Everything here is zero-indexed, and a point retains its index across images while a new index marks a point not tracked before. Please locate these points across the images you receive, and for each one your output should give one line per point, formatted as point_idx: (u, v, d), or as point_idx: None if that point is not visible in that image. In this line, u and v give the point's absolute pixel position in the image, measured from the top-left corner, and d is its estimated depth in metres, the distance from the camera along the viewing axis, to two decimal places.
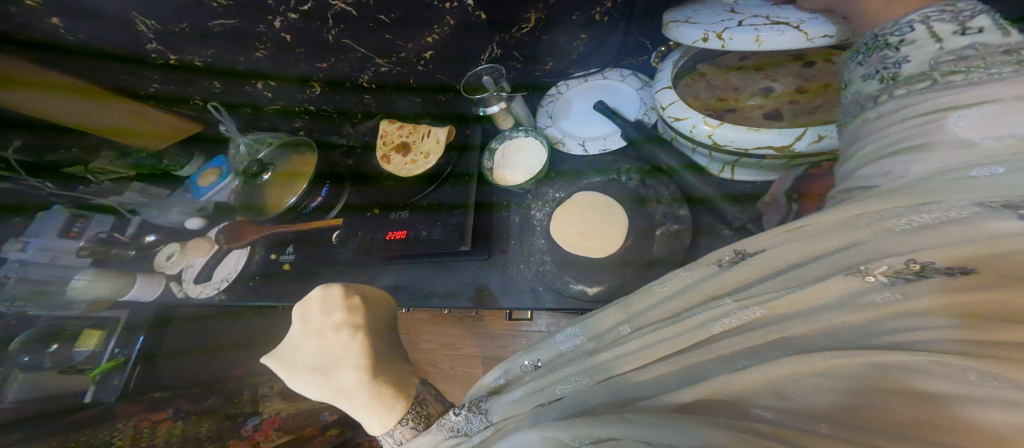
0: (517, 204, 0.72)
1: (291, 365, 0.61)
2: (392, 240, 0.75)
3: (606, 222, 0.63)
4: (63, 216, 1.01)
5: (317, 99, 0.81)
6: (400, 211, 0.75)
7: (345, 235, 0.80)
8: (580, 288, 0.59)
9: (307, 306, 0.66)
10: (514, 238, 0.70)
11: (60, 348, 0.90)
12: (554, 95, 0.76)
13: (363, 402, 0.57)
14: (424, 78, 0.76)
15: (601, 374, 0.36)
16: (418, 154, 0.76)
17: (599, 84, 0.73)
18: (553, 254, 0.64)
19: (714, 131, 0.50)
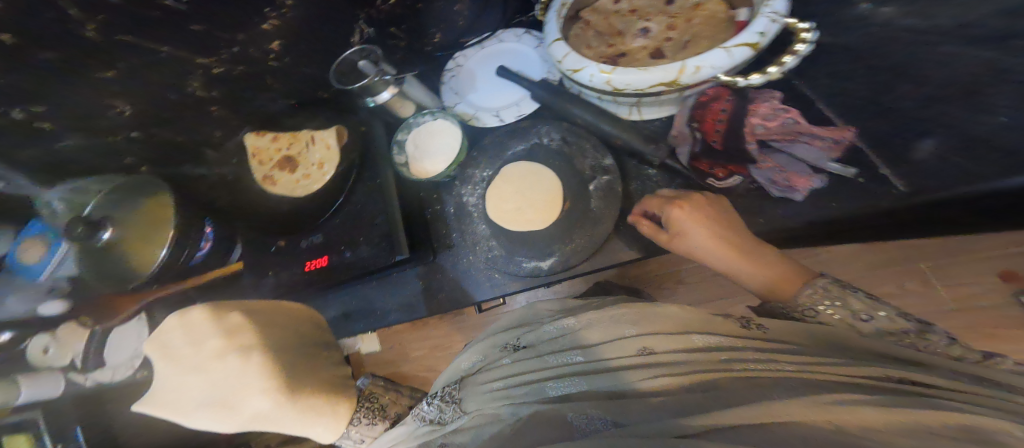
0: (444, 192, 0.65)
1: (177, 408, 0.53)
2: (313, 270, 0.63)
3: (543, 192, 0.56)
4: None
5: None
6: (312, 235, 0.63)
7: (254, 278, 0.66)
8: (533, 265, 0.55)
9: (167, 340, 0.55)
10: (454, 228, 0.63)
11: None
12: (454, 69, 0.67)
13: (289, 417, 0.57)
14: (284, 78, 0.66)
15: (610, 391, 0.37)
16: (308, 166, 0.61)
17: (498, 49, 0.65)
18: (498, 236, 0.58)
19: (611, 77, 0.43)
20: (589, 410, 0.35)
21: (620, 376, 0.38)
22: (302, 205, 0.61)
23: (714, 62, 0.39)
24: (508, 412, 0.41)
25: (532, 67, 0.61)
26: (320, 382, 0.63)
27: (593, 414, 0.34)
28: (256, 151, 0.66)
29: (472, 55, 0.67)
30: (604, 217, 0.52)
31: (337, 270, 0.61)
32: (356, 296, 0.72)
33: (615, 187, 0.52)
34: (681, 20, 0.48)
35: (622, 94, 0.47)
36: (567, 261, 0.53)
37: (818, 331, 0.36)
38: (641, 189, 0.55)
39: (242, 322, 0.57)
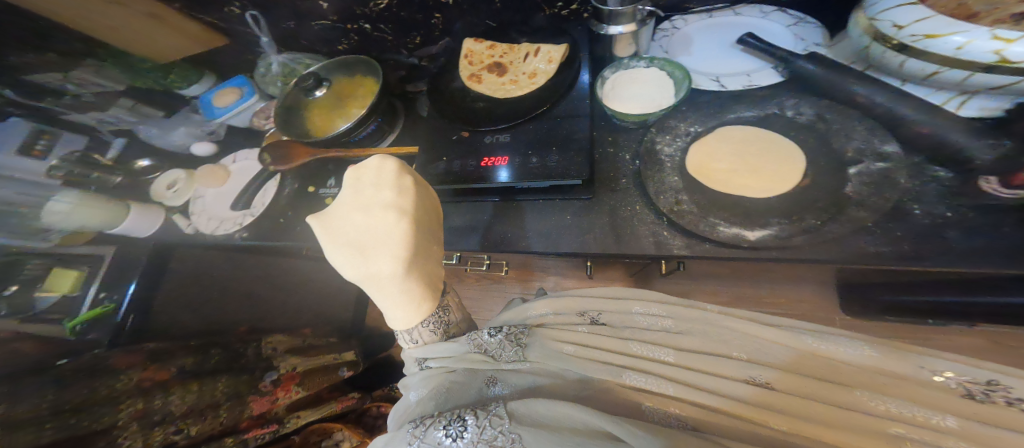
0: (628, 140, 0.63)
1: (328, 234, 0.50)
2: (489, 167, 0.64)
3: (768, 159, 0.54)
4: (22, 130, 0.84)
5: (380, 15, 0.74)
6: (501, 133, 0.65)
7: (427, 161, 0.68)
8: (735, 231, 0.50)
9: (362, 174, 0.53)
10: (633, 174, 0.61)
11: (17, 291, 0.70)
12: (667, 30, 0.65)
13: (393, 294, 0.49)
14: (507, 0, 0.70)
15: (689, 393, 0.46)
16: (521, 73, 0.68)
17: (729, 20, 0.63)
18: (693, 192, 0.55)
19: (1008, 47, 0.35)
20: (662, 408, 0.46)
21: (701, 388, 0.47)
22: (509, 106, 0.67)
23: None
24: (579, 376, 0.49)
25: (781, 39, 0.57)
26: (433, 279, 0.53)
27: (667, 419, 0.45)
28: (469, 52, 0.72)
29: (694, 21, 0.64)
30: (865, 202, 0.46)
31: (519, 171, 0.61)
32: (495, 217, 0.66)
33: (890, 176, 0.47)
34: None
35: (994, 72, 0.38)
36: (789, 234, 0.47)
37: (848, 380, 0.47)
38: (919, 188, 0.46)
39: (416, 188, 0.53)
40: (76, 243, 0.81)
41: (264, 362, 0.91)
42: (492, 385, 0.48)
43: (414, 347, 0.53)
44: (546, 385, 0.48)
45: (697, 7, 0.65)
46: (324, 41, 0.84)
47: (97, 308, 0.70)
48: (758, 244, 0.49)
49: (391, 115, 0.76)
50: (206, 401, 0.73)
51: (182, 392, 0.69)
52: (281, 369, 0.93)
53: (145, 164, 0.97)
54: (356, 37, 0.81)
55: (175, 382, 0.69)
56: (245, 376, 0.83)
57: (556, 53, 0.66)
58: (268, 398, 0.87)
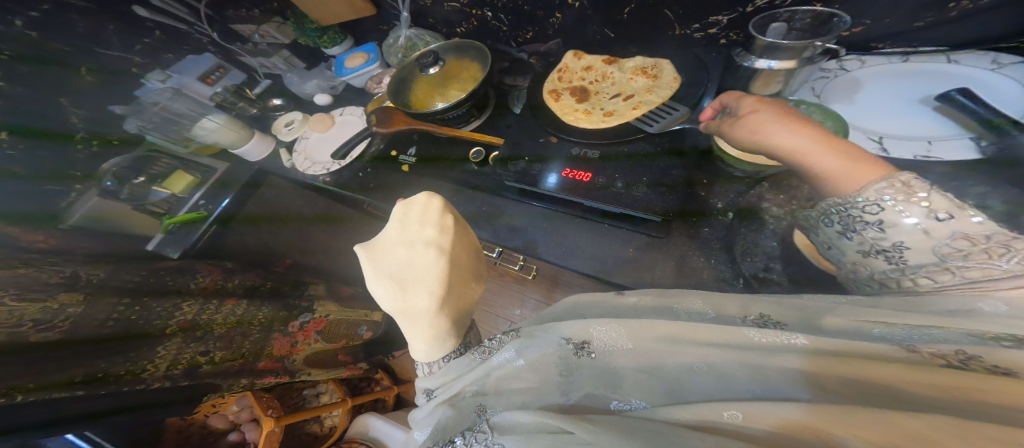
0: (724, 186, 0.55)
1: (376, 263, 0.51)
2: (568, 179, 0.59)
3: None
4: (210, 63, 1.05)
5: (504, 3, 0.76)
6: (589, 149, 0.60)
7: (508, 156, 0.65)
8: None
9: (409, 207, 0.55)
10: (729, 226, 0.52)
11: (144, 183, 0.81)
12: (830, 71, 0.55)
13: (419, 330, 0.48)
14: (643, 10, 0.65)
15: (645, 341, 0.35)
16: (598, 108, 0.65)
17: (939, 69, 0.49)
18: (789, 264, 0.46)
19: None
20: (634, 394, 0.33)
21: (681, 365, 0.33)
22: (606, 120, 0.62)
23: None
24: (554, 379, 0.37)
25: (1006, 101, 0.43)
26: (461, 315, 0.51)
27: (640, 402, 0.33)
28: (565, 67, 0.72)
29: (876, 64, 0.53)
30: None
31: (592, 190, 0.56)
32: (560, 230, 0.61)
33: None
34: None
35: None
36: None
37: (864, 367, 0.27)
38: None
39: (456, 226, 0.54)
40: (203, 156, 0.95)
41: (306, 300, 0.84)
42: (482, 416, 0.37)
43: (423, 379, 0.48)
44: (531, 403, 0.36)
45: (889, 47, 0.55)
46: (448, 22, 0.89)
47: (191, 214, 0.82)
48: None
49: (484, 102, 0.75)
50: (243, 327, 0.70)
51: (228, 312, 0.68)
52: (316, 313, 0.83)
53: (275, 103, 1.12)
54: (476, 22, 0.84)
55: (230, 300, 0.70)
56: (282, 313, 0.78)
57: (647, 102, 0.60)
58: (289, 339, 0.78)
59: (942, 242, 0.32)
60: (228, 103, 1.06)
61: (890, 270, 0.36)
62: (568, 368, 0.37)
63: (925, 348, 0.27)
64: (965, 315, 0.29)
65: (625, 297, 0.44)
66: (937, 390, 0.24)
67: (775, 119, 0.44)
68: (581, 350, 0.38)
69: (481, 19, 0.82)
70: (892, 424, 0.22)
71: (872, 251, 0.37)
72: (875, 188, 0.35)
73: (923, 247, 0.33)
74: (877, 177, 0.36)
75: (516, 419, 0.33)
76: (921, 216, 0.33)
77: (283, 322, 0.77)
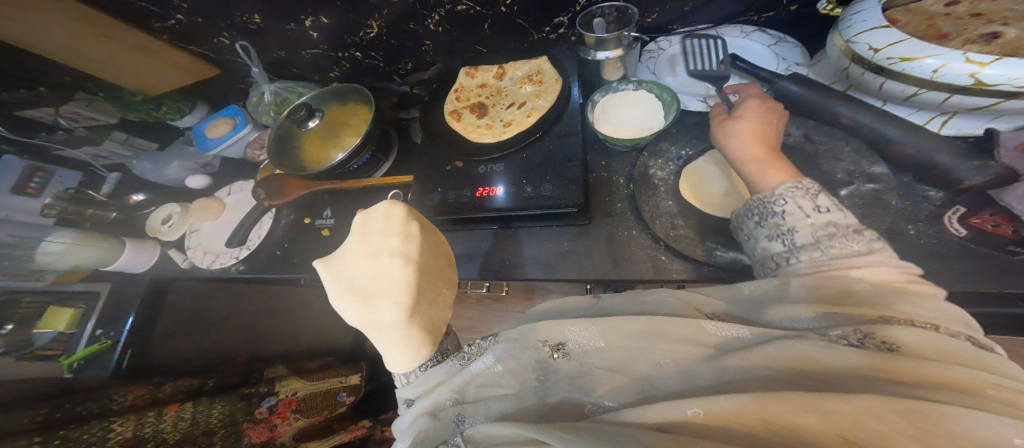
0: (619, 163, 0.65)
1: (338, 280, 0.54)
2: (484, 198, 0.65)
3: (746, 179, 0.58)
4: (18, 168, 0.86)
5: (367, 43, 0.75)
6: (493, 165, 0.67)
7: (422, 191, 0.69)
8: (731, 256, 0.52)
9: (370, 218, 0.58)
10: (626, 198, 0.62)
11: (14, 330, 0.67)
12: (652, 52, 0.67)
13: (394, 341, 0.50)
14: (499, 24, 0.70)
15: (624, 349, 0.40)
16: (497, 120, 0.71)
17: (712, 41, 0.65)
18: (685, 218, 0.57)
19: (983, 69, 0.37)
20: (606, 397, 0.39)
21: (653, 366, 0.38)
22: (500, 136, 0.69)
23: None
24: (533, 384, 0.44)
25: (762, 60, 0.60)
26: (436, 321, 0.54)
27: (611, 404, 0.38)
28: (459, 88, 0.77)
29: (677, 43, 0.66)
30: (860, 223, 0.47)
31: (507, 201, 0.63)
32: (498, 245, 0.66)
33: (881, 196, 0.47)
34: None
35: (981, 95, 0.39)
36: None
37: (818, 362, 0.31)
38: (911, 208, 0.46)
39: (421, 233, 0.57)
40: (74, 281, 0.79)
41: (266, 384, 0.84)
42: (462, 425, 0.43)
43: (402, 389, 0.52)
44: (507, 409, 0.42)
45: (680, 27, 0.68)
46: (316, 68, 0.86)
47: (97, 344, 0.70)
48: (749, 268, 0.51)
49: (384, 142, 0.75)
50: (200, 428, 0.65)
51: (175, 416, 0.63)
52: (280, 394, 0.85)
53: (138, 199, 0.99)
54: (347, 64, 0.83)
55: (169, 405, 0.64)
56: (242, 402, 0.76)
57: (538, 110, 0.68)
58: (265, 425, 0.80)
59: (821, 228, 0.41)
60: (71, 214, 0.89)
61: (784, 251, 0.43)
62: (547, 370, 0.43)
63: (830, 332, 0.33)
64: (879, 303, 0.34)
65: (600, 299, 0.51)
66: (885, 378, 0.28)
67: (752, 128, 0.51)
68: (556, 352, 0.43)
69: (349, 61, 0.81)
70: (816, 407, 0.27)
71: (774, 236, 0.44)
72: (784, 189, 0.44)
73: (809, 231, 0.41)
74: (787, 178, 0.46)
75: (500, 430, 0.37)
76: (807, 213, 0.42)
77: (247, 412, 0.77)
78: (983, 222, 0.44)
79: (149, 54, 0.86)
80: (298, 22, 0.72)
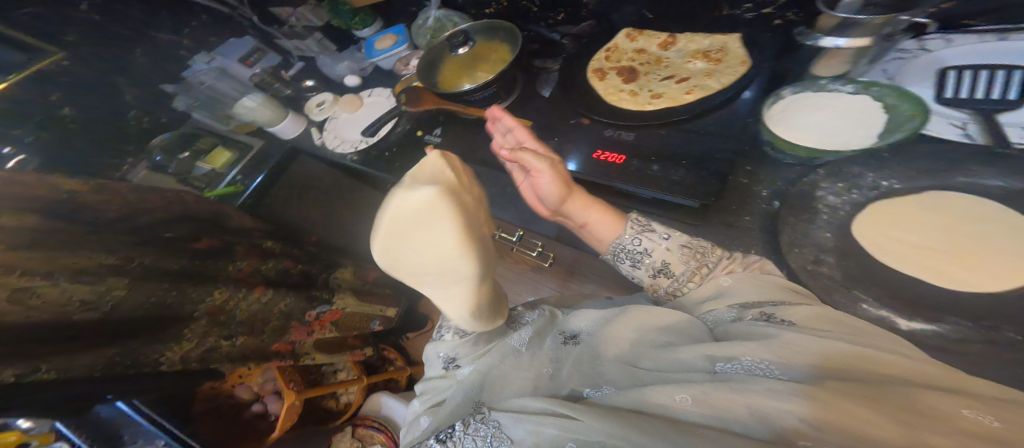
0: (776, 173, 0.52)
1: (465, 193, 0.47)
2: (600, 160, 0.59)
3: (977, 242, 0.42)
4: (250, 46, 1.07)
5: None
6: (621, 131, 0.60)
7: (536, 137, 0.66)
8: (885, 317, 0.39)
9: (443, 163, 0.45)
10: (771, 215, 0.49)
11: (189, 157, 0.83)
12: (909, 51, 0.52)
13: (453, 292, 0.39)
14: None
15: (634, 355, 0.37)
16: (645, 90, 0.64)
17: None
18: (842, 257, 0.43)
19: None
20: (607, 383, 0.35)
21: (665, 344, 0.36)
22: (641, 107, 0.61)
23: None
24: (546, 372, 0.41)
25: None
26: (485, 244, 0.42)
27: (609, 388, 0.35)
28: (614, 48, 0.72)
29: (959, 45, 0.49)
30: None
31: (630, 173, 0.55)
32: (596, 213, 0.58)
33: None
34: None
35: None
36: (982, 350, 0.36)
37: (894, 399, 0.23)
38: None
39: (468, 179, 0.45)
40: (242, 134, 0.98)
41: (327, 291, 0.89)
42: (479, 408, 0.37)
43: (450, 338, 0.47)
44: (528, 389, 0.39)
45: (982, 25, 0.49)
46: (476, 4, 0.89)
47: (232, 187, 0.84)
48: (909, 335, 0.38)
49: (511, 84, 0.74)
50: (264, 316, 0.72)
51: (257, 298, 0.70)
52: (332, 305, 0.90)
53: (309, 84, 1.12)
54: (507, 4, 0.83)
55: (259, 288, 0.70)
56: (306, 301, 0.82)
57: (702, 88, 0.59)
58: (305, 329, 0.84)
59: None
60: (265, 83, 1.07)
61: None
62: (558, 353, 0.43)
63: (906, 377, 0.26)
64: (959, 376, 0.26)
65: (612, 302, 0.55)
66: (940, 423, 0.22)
67: None
68: (569, 340, 0.45)
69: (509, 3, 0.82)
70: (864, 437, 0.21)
71: None
72: None
73: None
74: None
75: (527, 435, 0.31)
76: None
77: (304, 311, 0.82)
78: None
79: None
80: None
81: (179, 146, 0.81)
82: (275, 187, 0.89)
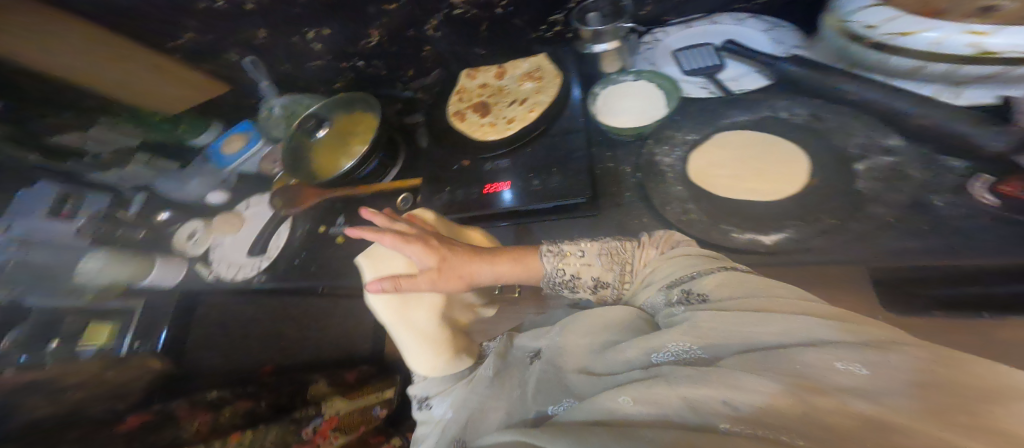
0: (627, 153, 0.64)
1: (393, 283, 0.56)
2: (492, 194, 0.65)
3: (768, 155, 0.55)
4: (53, 185, 0.69)
5: (370, 51, 0.83)
6: (500, 161, 0.67)
7: (429, 193, 0.69)
8: (750, 238, 0.49)
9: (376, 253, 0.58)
10: (638, 188, 0.60)
11: (61, 346, 0.50)
12: (650, 44, 0.71)
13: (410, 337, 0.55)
14: (498, 27, 0.79)
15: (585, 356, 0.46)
16: (499, 118, 0.72)
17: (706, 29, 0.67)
18: (698, 202, 0.55)
19: (986, 39, 0.40)
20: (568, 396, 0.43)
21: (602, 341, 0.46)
22: (500, 135, 0.70)
23: None
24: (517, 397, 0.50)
25: (760, 45, 0.62)
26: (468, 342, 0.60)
27: (570, 401, 0.42)
28: (461, 90, 0.81)
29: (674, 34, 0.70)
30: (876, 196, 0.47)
31: (521, 194, 0.62)
32: (511, 240, 0.65)
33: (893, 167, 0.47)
34: None
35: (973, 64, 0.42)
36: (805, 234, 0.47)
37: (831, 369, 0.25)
38: (935, 180, 0.46)
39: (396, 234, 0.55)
40: (111, 299, 0.60)
41: (311, 404, 0.67)
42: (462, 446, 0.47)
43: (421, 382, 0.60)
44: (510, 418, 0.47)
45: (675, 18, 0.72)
46: (322, 81, 0.94)
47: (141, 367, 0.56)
48: (776, 247, 0.47)
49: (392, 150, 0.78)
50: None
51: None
52: (326, 410, 0.68)
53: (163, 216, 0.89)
54: (352, 74, 0.90)
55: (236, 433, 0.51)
56: (291, 425, 0.60)
57: (540, 104, 0.68)
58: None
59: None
60: (104, 235, 0.73)
61: None
62: (526, 372, 0.54)
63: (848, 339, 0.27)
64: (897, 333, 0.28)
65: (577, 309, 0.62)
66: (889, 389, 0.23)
67: None
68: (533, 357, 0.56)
69: (355, 71, 0.89)
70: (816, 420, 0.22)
71: None
72: None
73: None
74: None
75: None
76: None
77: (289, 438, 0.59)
78: (1014, 188, 0.41)
79: (165, 73, 0.88)
80: (303, 35, 0.81)
81: (40, 335, 0.50)
82: (192, 323, 0.67)
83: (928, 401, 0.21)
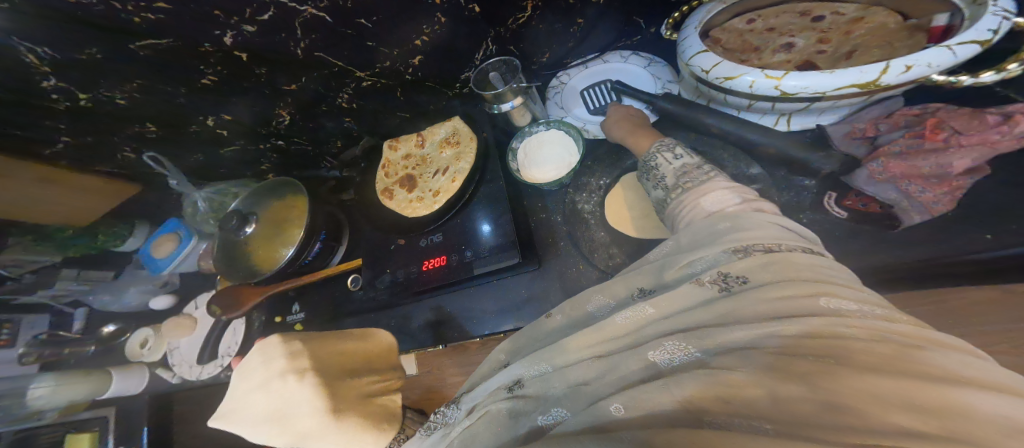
0: (554, 200, 0.68)
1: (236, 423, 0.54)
2: (431, 269, 0.68)
3: None
4: None
5: (286, 130, 0.82)
6: (433, 236, 0.71)
7: (372, 276, 0.72)
8: None
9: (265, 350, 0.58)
10: (564, 236, 0.64)
11: None
12: (558, 86, 0.80)
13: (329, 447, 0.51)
14: (412, 90, 0.80)
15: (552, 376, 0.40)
16: (426, 191, 0.77)
17: (600, 68, 0.78)
18: (619, 242, 0.59)
19: (780, 82, 0.47)
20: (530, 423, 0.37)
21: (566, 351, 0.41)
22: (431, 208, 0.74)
23: (929, 62, 0.40)
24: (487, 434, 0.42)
25: (643, 83, 0.72)
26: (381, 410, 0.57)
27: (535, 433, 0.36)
28: (387, 164, 0.85)
29: (578, 75, 0.79)
30: None
31: (456, 268, 0.66)
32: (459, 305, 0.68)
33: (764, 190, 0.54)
34: (821, 41, 0.54)
35: (788, 101, 0.49)
36: None
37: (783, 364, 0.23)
38: (794, 198, 0.53)
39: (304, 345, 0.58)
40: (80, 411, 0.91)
41: None
42: None
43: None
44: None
45: (574, 61, 0.82)
46: (248, 166, 0.92)
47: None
48: None
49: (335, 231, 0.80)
50: None
51: None
52: None
53: None
54: (278, 154, 0.91)
55: None
56: None
57: (462, 171, 0.72)
58: None
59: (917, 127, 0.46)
60: None
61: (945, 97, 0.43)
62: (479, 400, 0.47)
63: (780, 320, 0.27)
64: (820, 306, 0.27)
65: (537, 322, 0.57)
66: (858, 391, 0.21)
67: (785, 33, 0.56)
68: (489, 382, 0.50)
69: (279, 151, 0.89)
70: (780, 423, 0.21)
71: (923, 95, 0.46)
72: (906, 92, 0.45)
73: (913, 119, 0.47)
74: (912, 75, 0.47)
75: None
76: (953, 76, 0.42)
77: None
78: (855, 202, 0.49)
79: (72, 190, 0.79)
80: (205, 124, 0.76)
81: None
82: None
83: (964, 392, 0.20)
